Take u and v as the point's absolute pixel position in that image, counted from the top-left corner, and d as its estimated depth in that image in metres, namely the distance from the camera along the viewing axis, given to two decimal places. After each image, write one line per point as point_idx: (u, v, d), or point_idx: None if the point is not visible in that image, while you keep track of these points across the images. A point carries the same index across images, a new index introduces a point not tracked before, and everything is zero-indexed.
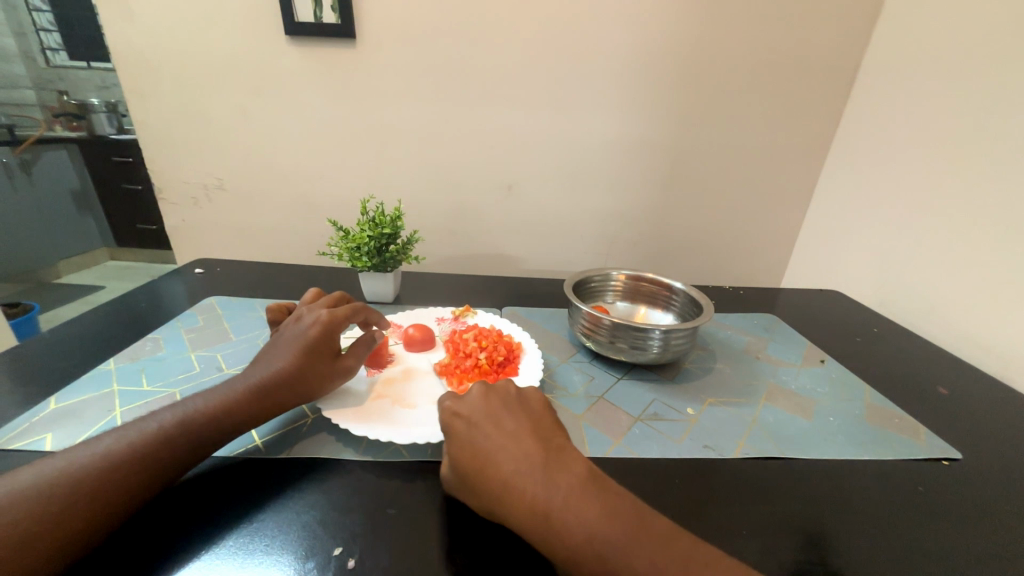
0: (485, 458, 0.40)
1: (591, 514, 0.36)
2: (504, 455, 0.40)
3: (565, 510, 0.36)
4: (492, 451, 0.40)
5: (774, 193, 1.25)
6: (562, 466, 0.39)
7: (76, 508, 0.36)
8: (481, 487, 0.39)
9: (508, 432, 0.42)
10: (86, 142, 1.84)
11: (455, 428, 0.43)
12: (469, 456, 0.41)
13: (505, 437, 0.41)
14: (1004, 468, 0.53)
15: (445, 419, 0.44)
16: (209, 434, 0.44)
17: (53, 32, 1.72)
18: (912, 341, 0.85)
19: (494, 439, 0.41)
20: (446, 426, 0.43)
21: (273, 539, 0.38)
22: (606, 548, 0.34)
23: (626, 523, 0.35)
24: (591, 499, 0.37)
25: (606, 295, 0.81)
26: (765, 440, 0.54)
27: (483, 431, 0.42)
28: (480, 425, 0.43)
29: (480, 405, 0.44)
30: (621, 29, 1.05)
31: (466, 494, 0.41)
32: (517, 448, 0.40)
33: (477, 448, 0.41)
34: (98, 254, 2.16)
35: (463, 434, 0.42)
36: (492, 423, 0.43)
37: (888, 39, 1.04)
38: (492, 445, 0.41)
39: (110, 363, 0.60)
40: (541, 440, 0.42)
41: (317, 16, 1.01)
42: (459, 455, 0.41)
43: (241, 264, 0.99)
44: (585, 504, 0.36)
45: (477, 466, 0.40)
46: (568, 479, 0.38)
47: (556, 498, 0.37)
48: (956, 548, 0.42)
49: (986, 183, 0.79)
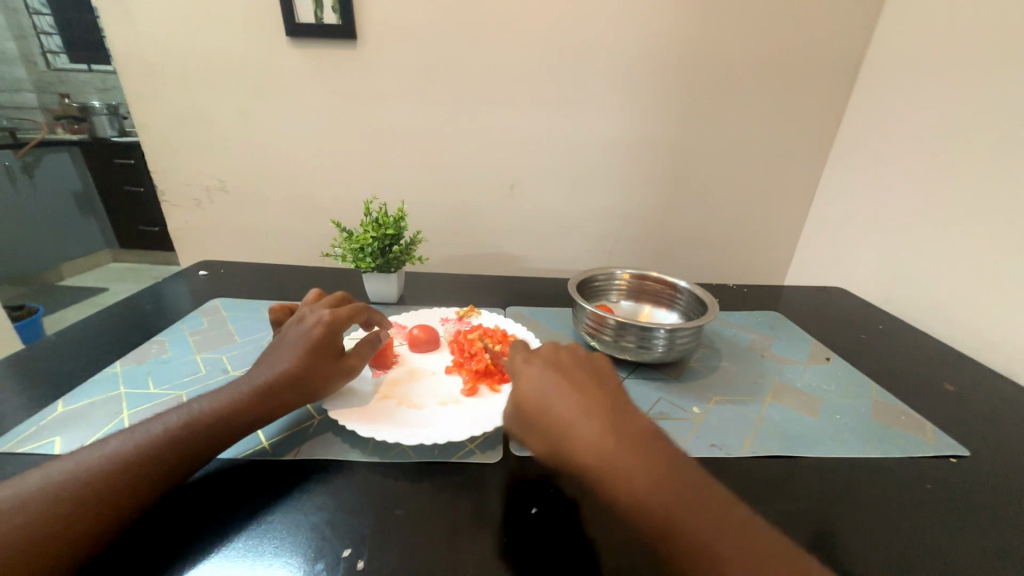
0: (549, 400, 0.44)
1: (639, 460, 0.38)
2: (566, 398, 0.44)
3: (614, 450, 0.39)
4: (556, 400, 0.44)
5: (777, 190, 1.25)
6: (619, 417, 0.42)
7: (86, 511, 0.36)
8: (543, 431, 0.43)
9: (572, 382, 0.46)
10: (89, 145, 1.86)
11: (525, 373, 0.48)
12: (534, 402, 0.44)
13: (569, 385, 0.45)
14: (1013, 466, 0.52)
15: (517, 365, 0.49)
16: (216, 436, 0.44)
17: (52, 35, 1.74)
18: (917, 337, 0.85)
19: (559, 391, 0.45)
20: (518, 371, 0.49)
21: (281, 540, 0.39)
22: (650, 492, 0.36)
23: (674, 480, 0.37)
24: (640, 447, 0.39)
25: (610, 294, 0.81)
26: (772, 439, 0.54)
27: (549, 383, 0.46)
28: (546, 372, 0.47)
29: (550, 358, 0.49)
30: (621, 28, 1.04)
31: (528, 437, 0.44)
32: (579, 394, 0.44)
33: (542, 396, 0.45)
34: (99, 256, 2.16)
35: (530, 383, 0.46)
36: (558, 378, 0.46)
37: (890, 35, 1.04)
38: (555, 389, 0.45)
39: (116, 366, 0.60)
40: (601, 393, 0.45)
41: (317, 17, 1.01)
42: (525, 400, 0.45)
43: (245, 265, 0.99)
44: (636, 452, 0.39)
45: (541, 411, 0.44)
46: (623, 428, 0.41)
47: (608, 441, 0.40)
48: (968, 546, 0.41)
49: (990, 179, 0.79)
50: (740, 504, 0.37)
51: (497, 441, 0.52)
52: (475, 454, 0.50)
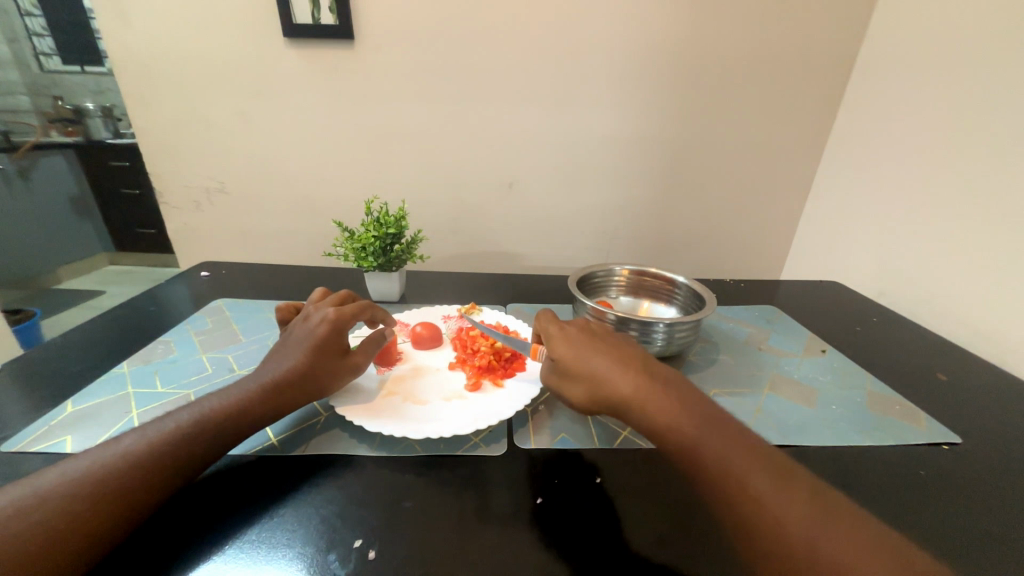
0: (586, 353, 0.47)
1: (674, 401, 0.42)
2: (602, 352, 0.47)
3: (651, 394, 0.43)
4: (592, 355, 0.47)
5: (773, 186, 1.26)
6: (651, 367, 0.46)
7: (103, 507, 0.37)
8: (581, 384, 0.47)
9: (605, 339, 0.49)
10: (82, 147, 1.86)
11: (559, 332, 0.51)
12: (572, 357, 0.48)
13: (602, 341, 0.49)
14: (1003, 451, 0.54)
15: (550, 327, 0.52)
16: (225, 433, 0.45)
17: (46, 36, 1.67)
18: (911, 329, 0.87)
19: (594, 347, 0.48)
20: (551, 331, 0.52)
21: (294, 532, 0.40)
22: (687, 427, 0.40)
23: (706, 419, 0.41)
24: (674, 392, 0.43)
25: (609, 289, 0.82)
26: (769, 428, 0.55)
27: (584, 341, 0.48)
28: (579, 331, 0.50)
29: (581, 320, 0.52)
30: (618, 27, 1.05)
31: (568, 389, 0.49)
32: (613, 349, 0.47)
33: (579, 351, 0.48)
34: (97, 260, 2.09)
35: (567, 342, 0.49)
36: (591, 337, 0.49)
37: (882, 33, 1.05)
38: (590, 344, 0.48)
39: (123, 367, 0.61)
40: (632, 349, 0.48)
41: (316, 18, 1.02)
42: (562, 357, 0.49)
43: (246, 266, 1.00)
44: (671, 395, 0.42)
45: (578, 365, 0.47)
46: (657, 376, 0.44)
47: (644, 387, 0.43)
48: (959, 528, 0.43)
49: (981, 174, 0.80)
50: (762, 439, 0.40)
51: (502, 435, 0.53)
52: (480, 447, 0.51)
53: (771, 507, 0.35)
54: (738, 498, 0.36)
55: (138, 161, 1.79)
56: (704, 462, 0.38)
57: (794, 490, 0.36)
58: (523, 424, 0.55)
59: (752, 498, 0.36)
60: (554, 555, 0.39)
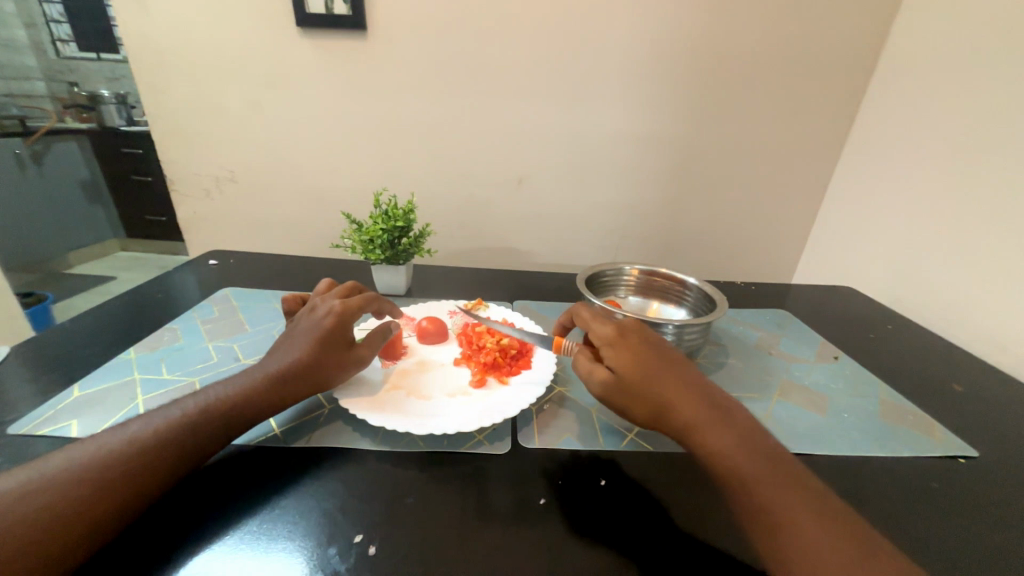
0: (652, 374, 0.44)
1: (742, 439, 0.40)
2: (668, 376, 0.44)
3: (718, 429, 0.40)
4: (658, 371, 0.44)
5: (787, 188, 1.24)
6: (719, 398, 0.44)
7: (108, 492, 0.37)
8: (641, 398, 0.44)
9: (669, 360, 0.46)
10: (96, 133, 1.89)
11: (621, 345, 0.47)
12: (637, 369, 0.45)
13: (668, 363, 0.46)
14: (1022, 468, 0.52)
15: (610, 338, 0.48)
16: (230, 422, 0.45)
17: (63, 22, 1.78)
18: (926, 338, 0.85)
19: (659, 363, 0.45)
20: (612, 342, 0.48)
21: (294, 525, 0.39)
22: (755, 468, 0.38)
23: (773, 461, 0.39)
24: (741, 429, 0.41)
25: (618, 289, 0.81)
26: (780, 436, 0.54)
27: (648, 355, 0.46)
28: (642, 346, 0.47)
29: (641, 332, 0.49)
30: (632, 22, 1.04)
31: (621, 401, 0.46)
32: (680, 374, 0.45)
33: (644, 364, 0.45)
34: (107, 246, 2.16)
35: (630, 351, 0.46)
36: (654, 350, 0.47)
37: (905, 33, 1.02)
38: (657, 365, 0.45)
39: (130, 353, 0.61)
40: (695, 374, 0.46)
41: (328, 7, 1.01)
42: (624, 367, 0.46)
43: (254, 255, 1.00)
44: (738, 432, 0.41)
45: (642, 378, 0.44)
46: (723, 408, 0.42)
47: (712, 420, 0.41)
48: (974, 544, 0.42)
49: (1001, 180, 0.78)
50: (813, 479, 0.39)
51: (506, 433, 0.52)
52: (483, 444, 0.50)
53: (826, 553, 0.34)
54: (794, 541, 0.35)
55: (150, 148, 1.97)
56: (760, 499, 0.37)
57: (850, 538, 0.35)
58: (528, 423, 0.54)
59: (808, 543, 0.34)
60: (556, 557, 0.38)
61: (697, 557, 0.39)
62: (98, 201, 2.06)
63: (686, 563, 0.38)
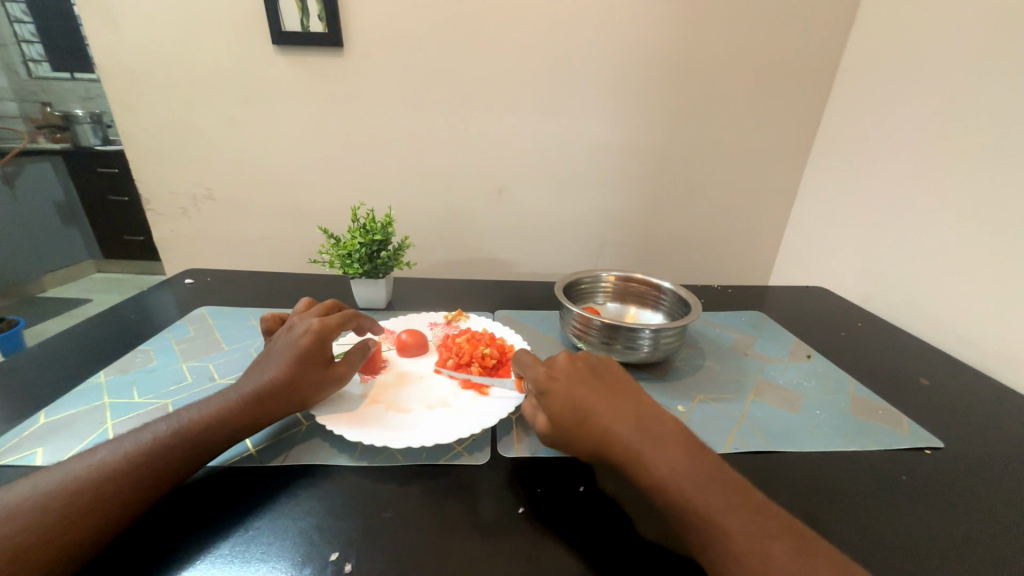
0: (585, 414, 0.45)
1: (681, 464, 0.40)
2: (601, 413, 0.45)
3: (656, 458, 0.41)
4: (590, 408, 0.45)
5: (762, 191, 1.27)
6: (657, 423, 0.44)
7: (75, 520, 0.36)
8: (580, 439, 0.45)
9: (602, 393, 0.47)
10: (73, 153, 1.81)
11: (553, 388, 0.48)
12: (569, 413, 0.46)
13: (600, 397, 0.46)
14: (983, 456, 0.54)
15: (542, 382, 0.49)
16: (204, 445, 0.44)
17: (35, 43, 1.69)
18: (893, 334, 0.88)
19: (592, 399, 0.46)
20: (545, 386, 0.49)
21: (269, 545, 0.39)
22: (697, 494, 0.38)
23: (715, 481, 0.39)
24: (681, 453, 0.41)
25: (596, 296, 0.82)
26: (756, 435, 0.55)
27: (579, 393, 0.47)
28: (574, 384, 0.48)
29: (571, 369, 0.50)
30: (605, 34, 1.06)
31: (564, 444, 0.46)
32: (614, 407, 0.45)
33: (575, 405, 0.46)
34: (83, 267, 2.10)
35: (560, 396, 0.47)
36: (586, 384, 0.48)
37: (864, 44, 1.07)
38: (589, 402, 0.46)
39: (99, 377, 0.60)
40: (632, 403, 0.46)
41: (305, 25, 1.02)
42: (558, 409, 0.47)
43: (232, 273, 0.99)
44: (678, 456, 0.41)
45: (576, 421, 0.45)
46: (663, 433, 0.43)
47: (649, 450, 0.41)
48: (943, 532, 0.43)
49: (960, 180, 0.82)
50: (758, 490, 0.40)
51: (485, 443, 0.52)
52: (463, 456, 0.50)
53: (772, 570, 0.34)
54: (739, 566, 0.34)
55: (127, 166, 1.87)
56: (702, 522, 0.37)
57: (793, 554, 0.34)
58: (508, 433, 0.54)
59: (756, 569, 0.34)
60: (534, 565, 0.38)
61: (667, 563, 0.39)
62: (73, 222, 2.00)
63: (664, 566, 0.38)
